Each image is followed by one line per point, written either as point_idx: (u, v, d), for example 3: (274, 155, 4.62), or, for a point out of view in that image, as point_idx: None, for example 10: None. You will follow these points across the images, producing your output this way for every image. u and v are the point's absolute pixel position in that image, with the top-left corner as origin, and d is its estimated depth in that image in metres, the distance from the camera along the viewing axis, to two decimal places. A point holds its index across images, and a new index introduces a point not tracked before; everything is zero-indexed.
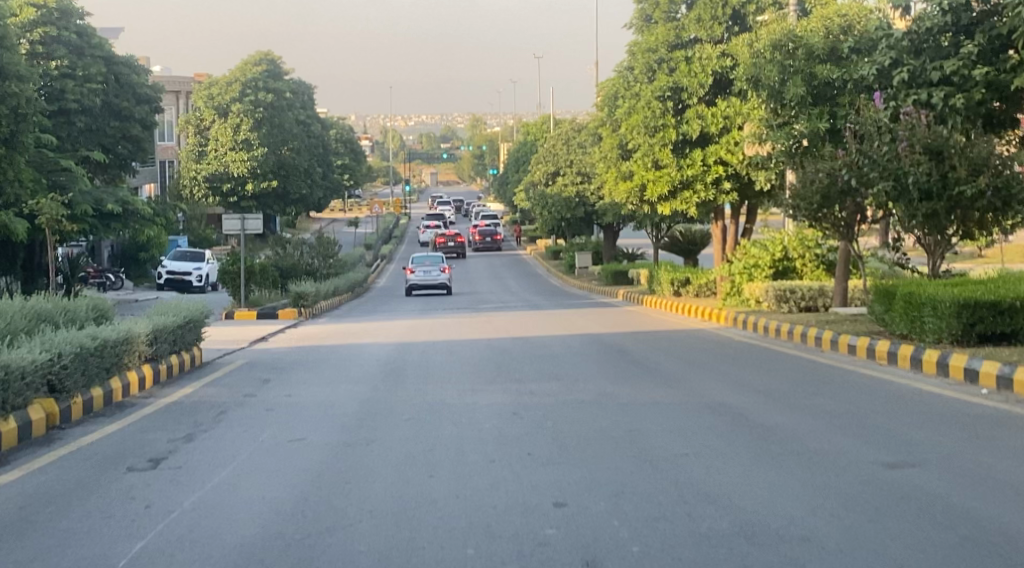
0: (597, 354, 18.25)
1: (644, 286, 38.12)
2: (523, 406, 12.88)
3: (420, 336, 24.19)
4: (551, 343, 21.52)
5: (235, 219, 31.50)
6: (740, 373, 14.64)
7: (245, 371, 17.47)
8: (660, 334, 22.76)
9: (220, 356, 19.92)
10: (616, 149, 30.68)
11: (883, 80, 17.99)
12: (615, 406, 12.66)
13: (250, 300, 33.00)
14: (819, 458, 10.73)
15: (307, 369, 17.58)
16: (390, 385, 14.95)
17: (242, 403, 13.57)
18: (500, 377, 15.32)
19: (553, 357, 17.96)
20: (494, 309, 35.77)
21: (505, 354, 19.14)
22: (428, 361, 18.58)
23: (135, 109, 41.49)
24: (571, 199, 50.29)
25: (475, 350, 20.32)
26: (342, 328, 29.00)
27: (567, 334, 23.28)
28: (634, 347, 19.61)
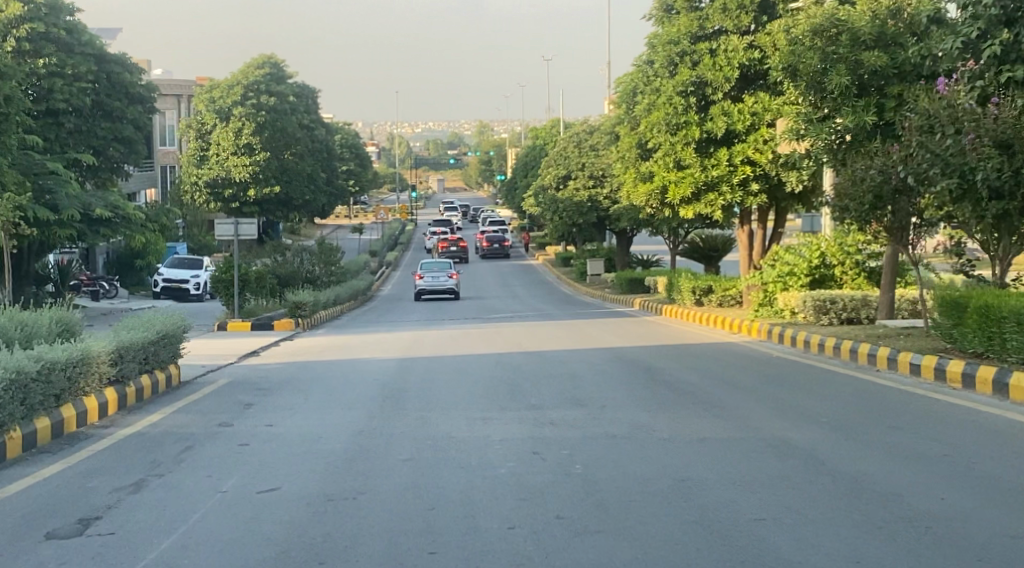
0: (622, 373, 16.41)
1: (662, 294, 36.11)
2: (545, 440, 11.07)
3: (424, 350, 22.35)
4: (569, 359, 19.66)
5: (228, 224, 29.57)
6: (798, 399, 12.74)
7: (229, 391, 15.66)
8: (687, 347, 20.85)
9: (202, 373, 18.09)
10: (633, 148, 28.63)
11: (963, 58, 15.94)
12: (657, 443, 10.83)
13: (245, 310, 31.07)
14: (937, 532, 8.90)
15: (298, 389, 15.73)
16: (391, 411, 13.12)
17: (216, 433, 11.75)
18: (517, 400, 13.47)
19: (574, 377, 16.10)
20: (504, 319, 33.86)
21: (519, 373, 17.29)
22: (435, 380, 16.74)
23: (128, 110, 39.60)
24: (583, 204, 48.40)
25: (487, 367, 18.48)
26: (343, 340, 27.11)
27: (584, 348, 21.39)
28: (661, 363, 17.74)
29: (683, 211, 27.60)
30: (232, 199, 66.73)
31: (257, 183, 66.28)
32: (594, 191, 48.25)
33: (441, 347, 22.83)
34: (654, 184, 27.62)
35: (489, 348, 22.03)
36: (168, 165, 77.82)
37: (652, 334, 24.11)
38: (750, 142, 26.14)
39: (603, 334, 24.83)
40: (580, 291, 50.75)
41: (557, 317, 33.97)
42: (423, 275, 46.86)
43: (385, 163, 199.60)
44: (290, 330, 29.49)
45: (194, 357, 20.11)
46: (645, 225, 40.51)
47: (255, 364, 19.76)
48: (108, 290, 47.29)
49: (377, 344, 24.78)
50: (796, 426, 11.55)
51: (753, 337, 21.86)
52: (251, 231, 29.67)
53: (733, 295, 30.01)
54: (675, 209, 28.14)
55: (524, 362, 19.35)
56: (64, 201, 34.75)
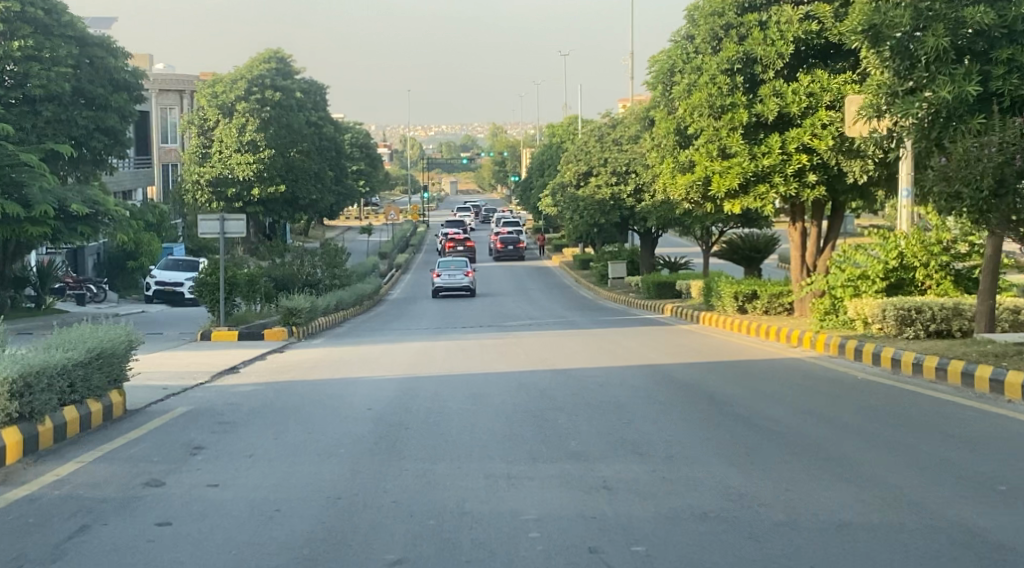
0: (671, 400, 13.46)
1: (697, 299, 32.68)
2: (598, 531, 8.82)
3: (431, 365, 19.33)
4: (603, 376, 16.64)
5: (215, 221, 26.27)
6: (952, 451, 10.51)
7: (188, 421, 12.72)
8: (740, 363, 17.75)
9: (167, 392, 15.36)
10: (669, 135, 25.21)
11: None
12: (752, 545, 8.60)
13: (233, 318, 27.63)
14: None
15: (273, 420, 12.84)
16: (385, 466, 10.24)
17: (148, 523, 8.93)
18: (549, 454, 10.56)
19: (614, 402, 13.41)
20: (523, 325, 30.72)
21: (544, 397, 14.31)
22: (444, 408, 13.82)
23: (112, 97, 36.59)
24: (606, 201, 44.94)
25: (505, 388, 15.54)
26: (343, 351, 24.04)
27: (619, 361, 18.39)
28: (719, 386, 14.68)
29: (728, 206, 24.17)
30: (236, 198, 63.38)
31: (261, 181, 63.02)
32: (617, 188, 44.90)
33: (451, 361, 19.84)
34: (695, 176, 24.19)
35: (505, 362, 18.99)
36: (170, 163, 74.74)
37: (693, 347, 20.99)
38: (806, 126, 22.75)
39: (635, 346, 21.75)
40: (602, 296, 47.37)
41: (581, 324, 30.77)
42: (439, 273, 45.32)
43: (398, 165, 196.18)
44: (282, 339, 26.15)
45: (158, 377, 17.12)
46: (677, 224, 37.19)
47: (230, 384, 16.80)
48: (96, 295, 44.00)
49: (380, 357, 21.76)
50: (966, 512, 9.16)
51: (820, 352, 18.50)
52: (240, 229, 26.41)
53: (781, 300, 26.66)
54: (717, 204, 24.75)
55: (550, 380, 16.36)
56: (38, 196, 31.48)
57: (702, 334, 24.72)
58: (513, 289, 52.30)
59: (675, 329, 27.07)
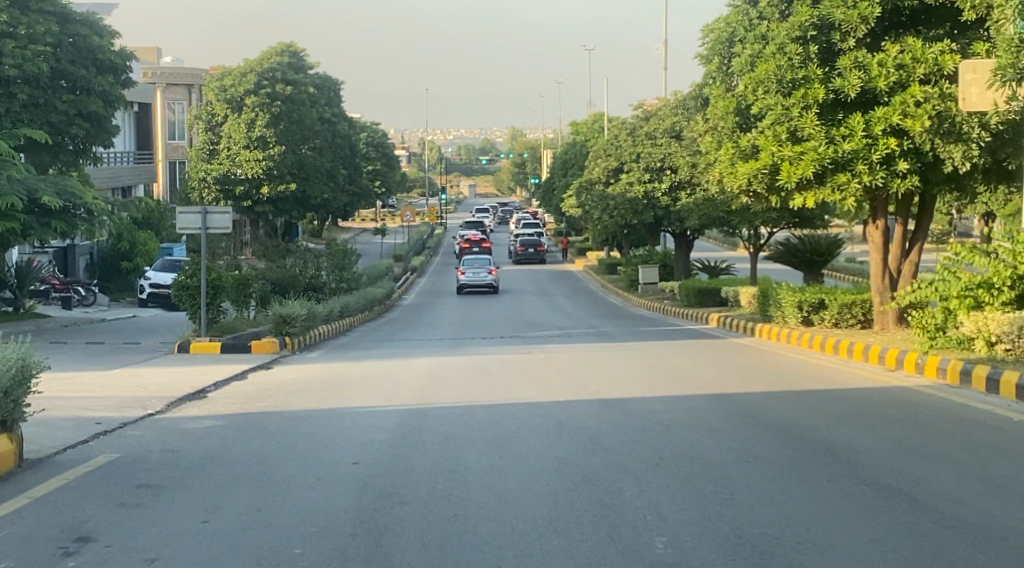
0: (760, 484, 9.98)
1: (746, 307, 28.96)
2: None
3: (444, 387, 15.86)
4: (661, 408, 13.15)
5: (196, 214, 22.63)
6: None
7: (107, 501, 9.49)
8: (829, 393, 14.17)
9: (105, 430, 12.11)
10: (724, 114, 21.33)
11: None
12: None
13: (218, 325, 23.98)
14: None
15: (223, 504, 9.45)
16: None
17: None
18: None
19: (684, 473, 10.23)
20: (552, 336, 27.16)
21: (589, 454, 10.87)
22: (458, 468, 10.42)
23: (96, 79, 32.78)
24: (638, 200, 41.25)
25: (538, 426, 12.11)
26: (344, 367, 20.51)
27: (679, 387, 14.92)
28: (820, 443, 11.16)
29: (798, 199, 20.33)
30: (245, 197, 59.78)
31: (271, 179, 59.36)
32: (650, 185, 41.15)
33: (472, 384, 16.37)
34: (759, 163, 20.33)
35: (535, 387, 15.49)
36: (177, 161, 70.98)
37: (760, 367, 17.46)
38: (896, 103, 18.99)
39: (690, 364, 18.23)
40: (632, 303, 43.59)
41: (614, 335, 27.09)
42: (464, 270, 47.25)
43: (416, 166, 192.40)
44: (272, 352, 22.42)
45: (97, 406, 13.66)
46: (720, 224, 33.51)
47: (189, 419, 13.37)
48: (85, 297, 40.51)
49: (384, 376, 18.26)
50: None
51: (934, 380, 14.90)
52: (226, 223, 22.69)
53: (854, 310, 22.86)
54: (780, 197, 20.94)
55: (593, 414, 12.88)
56: (5, 186, 27.85)
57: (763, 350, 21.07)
58: (534, 293, 48.56)
59: (727, 344, 23.43)
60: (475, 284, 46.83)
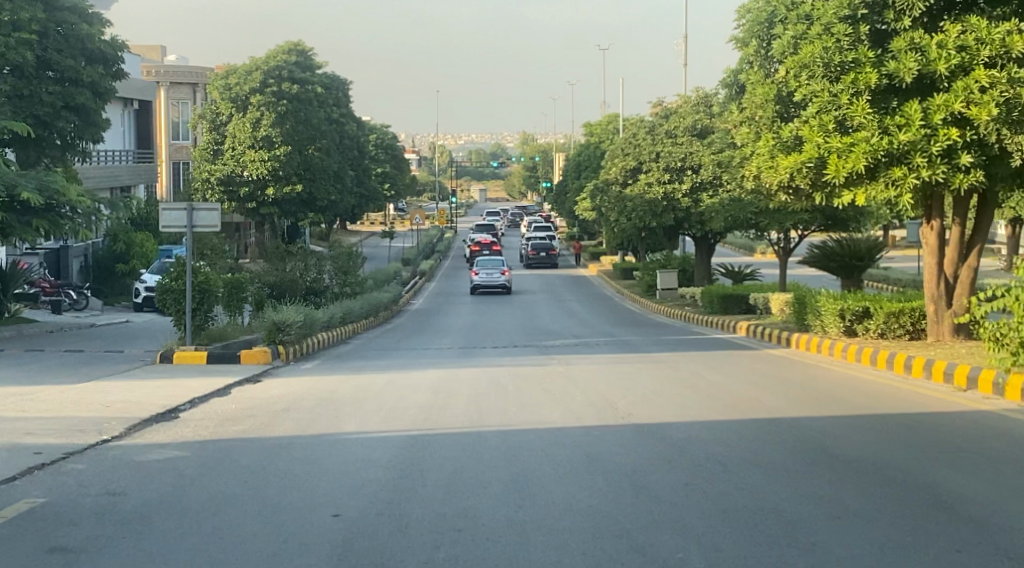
0: None
1: (777, 316, 26.88)
2: None
3: (451, 405, 14.05)
4: (703, 439, 11.44)
5: (181, 210, 20.64)
6: None
7: None
8: (896, 422, 12.31)
9: (46, 464, 10.25)
10: (763, 101, 19.33)
11: None
12: None
13: (207, 332, 21.96)
14: None
15: None
16: None
17: None
18: None
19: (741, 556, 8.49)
20: (570, 344, 25.14)
21: (625, 512, 9.39)
22: (466, 527, 9.02)
23: (84, 71, 30.70)
24: (658, 201, 39.25)
25: (560, 468, 10.53)
26: (341, 379, 18.61)
27: (721, 410, 12.94)
28: (893, 501, 9.68)
29: (848, 196, 18.27)
30: (249, 198, 57.77)
31: (277, 180, 57.28)
32: (670, 187, 39.16)
33: (483, 401, 14.53)
34: (803, 155, 18.31)
35: (555, 407, 13.59)
36: (181, 162, 69.04)
37: (807, 384, 15.55)
38: (958, 89, 16.90)
39: (726, 379, 16.38)
40: (650, 310, 41.59)
41: (635, 344, 25.14)
42: (478, 270, 47.73)
43: (426, 170, 190.38)
44: (261, 362, 20.39)
45: (47, 428, 11.90)
46: (747, 226, 31.50)
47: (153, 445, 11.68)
48: (76, 301, 38.59)
49: (384, 391, 16.43)
50: None
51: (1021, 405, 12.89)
52: (214, 221, 20.74)
53: (901, 319, 20.82)
54: (826, 194, 18.91)
55: (622, 446, 11.23)
56: None
57: (804, 363, 19.11)
58: (547, 299, 46.56)
59: (759, 354, 21.52)
60: (489, 286, 47.49)
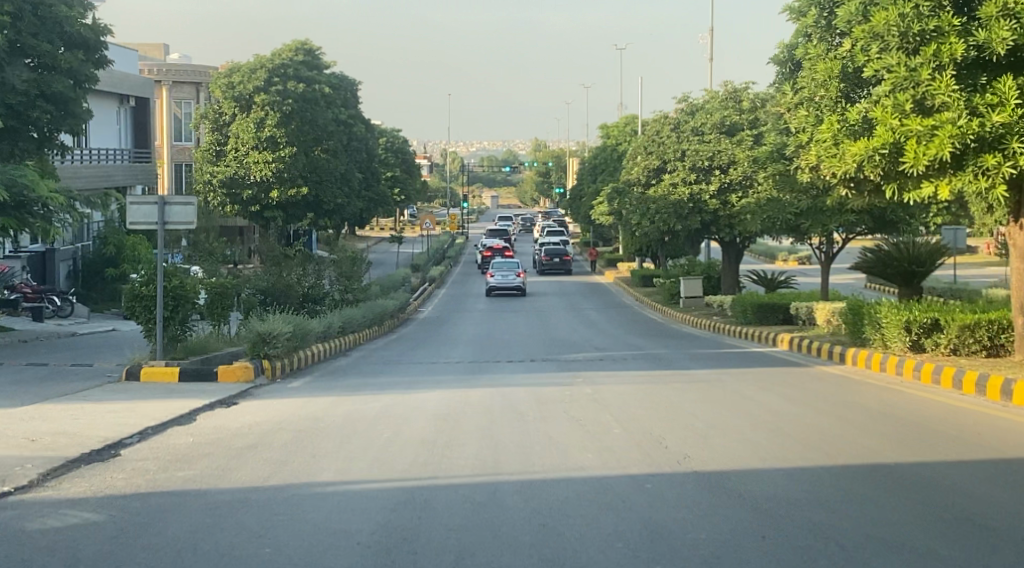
0: None
1: (824, 329, 24.12)
2: None
3: (460, 438, 11.65)
4: (780, 508, 9.15)
5: (152, 204, 17.96)
6: None
7: None
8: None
9: None
10: (824, 79, 16.55)
11: None
12: None
13: (185, 345, 19.17)
14: None
15: None
16: None
17: None
18: None
19: None
20: (593, 359, 22.51)
21: None
22: None
23: (61, 56, 27.51)
24: (683, 203, 36.60)
25: (597, 558, 8.26)
26: (331, 401, 16.11)
27: (794, 455, 10.49)
28: None
29: (927, 188, 15.51)
30: (252, 201, 55.00)
31: (281, 183, 54.37)
32: (696, 187, 36.48)
33: (501, 431, 12.15)
34: (875, 141, 15.55)
35: (589, 441, 11.22)
36: (184, 164, 66.04)
37: (884, 413, 13.07)
38: None
39: (784, 404, 13.96)
40: (674, 320, 38.83)
41: (666, 358, 22.53)
42: (492, 272, 47.42)
43: (437, 176, 187.85)
44: (242, 380, 17.63)
45: None
46: (786, 229, 28.78)
47: (79, 503, 9.32)
48: (60, 308, 35.93)
49: (378, 416, 13.90)
50: None
51: None
52: (189, 217, 18.07)
53: (978, 333, 18.07)
54: (899, 187, 16.14)
55: (672, 519, 8.95)
56: None
57: (868, 384, 16.59)
58: (563, 307, 43.74)
59: (809, 372, 18.95)
60: (504, 289, 47.22)
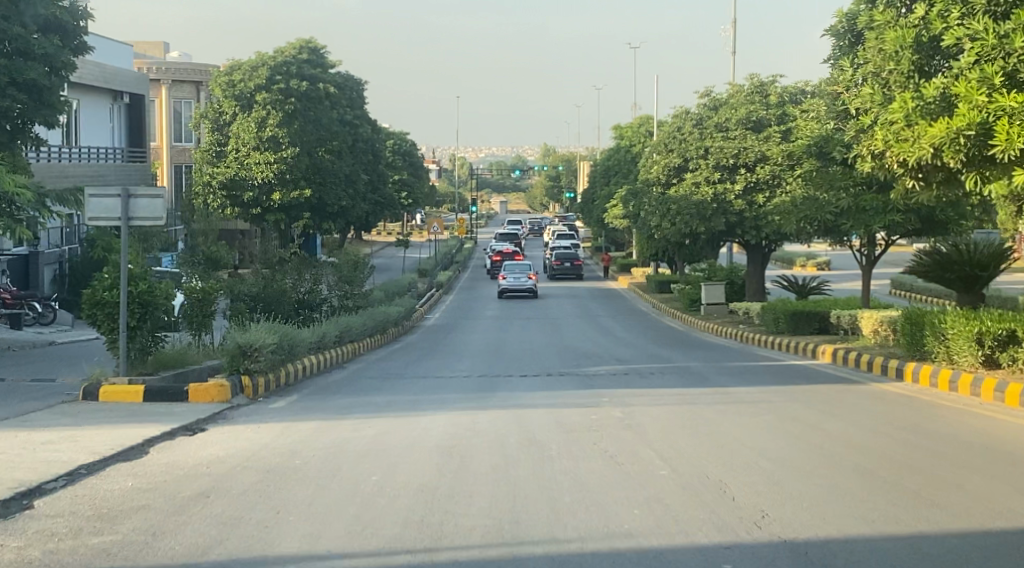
0: None
1: (870, 341, 21.74)
2: None
3: (475, 477, 9.74)
4: None
5: (114, 197, 15.67)
6: None
7: None
8: None
9: None
10: (893, 50, 14.18)
11: None
12: None
13: (156, 359, 16.85)
14: None
15: None
16: None
17: None
18: None
19: None
20: (617, 373, 20.15)
21: None
22: None
23: (35, 39, 24.14)
24: (707, 204, 34.12)
25: None
26: (314, 423, 13.82)
27: (888, 523, 8.71)
28: None
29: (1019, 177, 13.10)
30: (253, 204, 52.51)
31: (284, 185, 51.99)
32: (720, 187, 34.09)
33: (528, 461, 10.28)
34: (958, 119, 13.15)
35: (635, 485, 9.44)
36: (184, 166, 63.16)
37: (976, 442, 11.11)
38: None
39: (852, 429, 12.07)
40: (696, 328, 36.43)
41: (698, 371, 20.23)
42: (504, 274, 45.45)
43: (446, 181, 185.65)
44: (216, 401, 15.27)
45: None
46: (823, 231, 26.34)
47: None
48: (41, 315, 33.61)
49: (369, 440, 11.66)
50: None
51: None
52: (157, 211, 15.73)
53: None
54: (982, 177, 13.71)
55: None
56: None
57: (941, 404, 14.47)
58: (576, 313, 41.38)
59: (865, 390, 16.65)
60: (515, 291, 45.33)
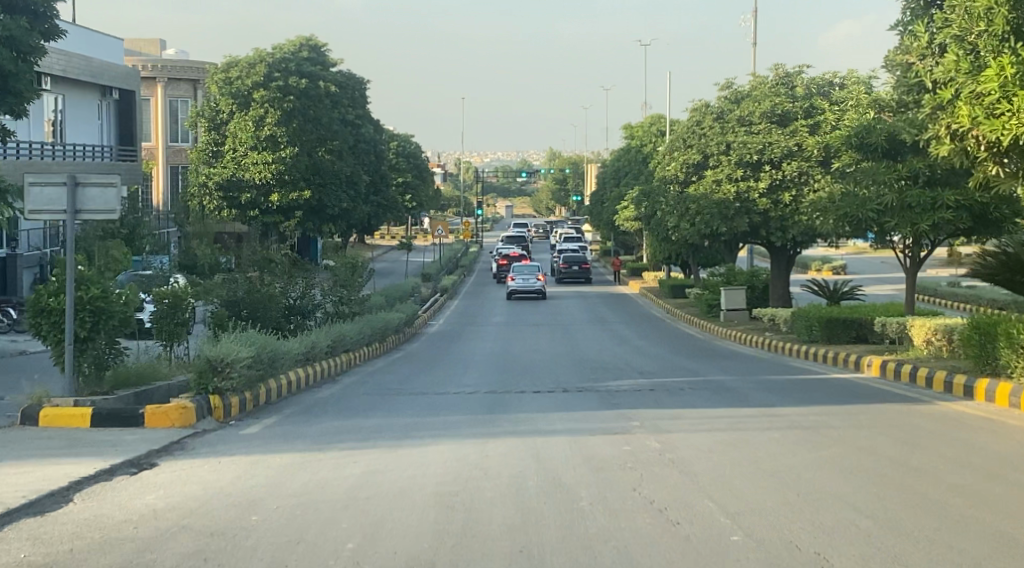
0: None
1: (923, 355, 19.43)
2: None
3: (495, 550, 7.74)
4: None
5: (58, 185, 13.40)
6: None
7: None
8: None
9: None
10: (985, 9, 12.65)
11: None
12: None
13: (113, 374, 14.51)
14: None
15: None
16: None
17: None
18: None
19: None
20: (643, 389, 17.79)
21: None
22: None
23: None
24: (729, 203, 31.20)
25: None
26: (287, 454, 11.57)
27: None
28: None
29: None
30: (251, 206, 49.88)
31: (283, 186, 49.59)
32: (743, 185, 31.20)
33: (560, 514, 8.38)
34: None
35: (709, 560, 7.62)
36: (179, 167, 60.61)
37: None
38: None
39: (932, 459, 10.17)
40: (717, 336, 33.99)
41: (732, 387, 17.90)
42: (512, 277, 43.11)
43: (450, 185, 183.24)
44: (176, 426, 12.97)
45: None
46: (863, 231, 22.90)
47: None
48: (17, 322, 31.25)
49: (348, 484, 9.49)
50: None
51: None
52: (109, 202, 13.43)
53: None
54: None
55: None
56: None
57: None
58: (587, 318, 38.93)
59: (933, 410, 14.39)
60: (522, 294, 43.02)
